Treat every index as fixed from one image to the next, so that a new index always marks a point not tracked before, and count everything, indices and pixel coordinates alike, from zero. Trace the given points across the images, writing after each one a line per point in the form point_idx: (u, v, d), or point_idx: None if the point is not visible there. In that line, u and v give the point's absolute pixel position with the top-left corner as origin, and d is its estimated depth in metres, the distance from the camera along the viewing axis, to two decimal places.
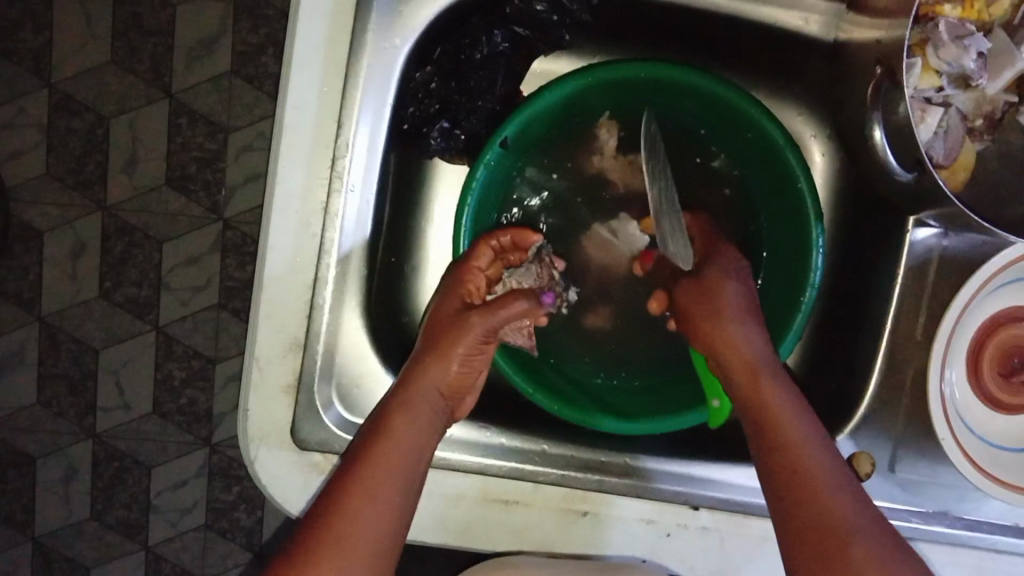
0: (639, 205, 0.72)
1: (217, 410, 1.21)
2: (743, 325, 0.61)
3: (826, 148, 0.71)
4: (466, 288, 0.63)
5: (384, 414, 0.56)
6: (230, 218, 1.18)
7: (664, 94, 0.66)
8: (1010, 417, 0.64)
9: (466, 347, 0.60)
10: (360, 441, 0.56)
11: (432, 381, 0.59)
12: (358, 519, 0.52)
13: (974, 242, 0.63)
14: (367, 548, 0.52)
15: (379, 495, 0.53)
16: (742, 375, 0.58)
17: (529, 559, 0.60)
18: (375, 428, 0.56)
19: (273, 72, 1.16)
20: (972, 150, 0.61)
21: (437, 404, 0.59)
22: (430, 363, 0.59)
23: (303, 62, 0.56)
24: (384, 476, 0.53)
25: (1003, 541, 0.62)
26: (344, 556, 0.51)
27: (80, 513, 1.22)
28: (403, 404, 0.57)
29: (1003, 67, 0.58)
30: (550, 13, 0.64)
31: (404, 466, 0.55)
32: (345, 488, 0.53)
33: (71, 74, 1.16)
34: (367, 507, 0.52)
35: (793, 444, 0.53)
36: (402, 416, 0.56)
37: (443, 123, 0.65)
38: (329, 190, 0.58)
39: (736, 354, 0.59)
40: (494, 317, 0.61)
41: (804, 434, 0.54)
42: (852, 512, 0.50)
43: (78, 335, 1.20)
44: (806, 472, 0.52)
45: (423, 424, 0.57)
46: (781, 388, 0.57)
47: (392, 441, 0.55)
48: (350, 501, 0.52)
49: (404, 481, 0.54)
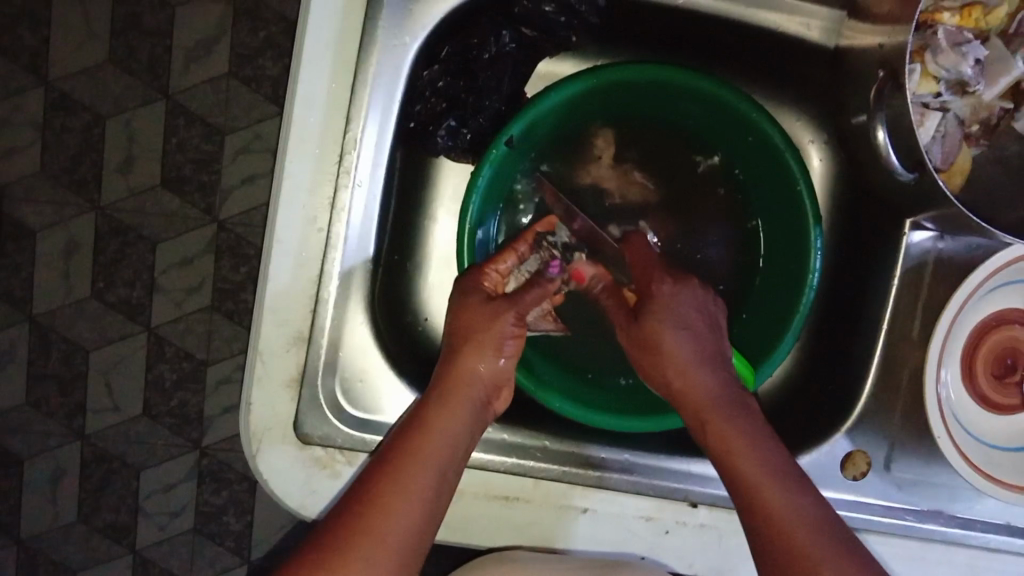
0: (638, 211, 0.73)
1: (209, 413, 1.20)
2: (717, 413, 0.59)
3: (825, 153, 0.73)
4: (489, 281, 0.63)
5: (421, 415, 0.57)
6: (224, 220, 1.17)
7: (670, 95, 0.67)
8: (1002, 418, 0.65)
9: (493, 340, 0.61)
10: (398, 437, 0.56)
11: (472, 378, 0.59)
12: (389, 513, 0.52)
13: (968, 245, 0.64)
14: (397, 541, 0.51)
15: (413, 494, 0.53)
16: (690, 405, 0.60)
17: (530, 554, 0.59)
18: (411, 425, 0.56)
19: (272, 74, 1.16)
20: (968, 155, 0.62)
21: (474, 398, 0.59)
22: (464, 356, 0.60)
23: (313, 58, 0.57)
24: (423, 470, 0.54)
25: (995, 540, 0.64)
26: (371, 551, 0.50)
27: (66, 515, 1.21)
28: (441, 407, 0.57)
29: (999, 75, 0.59)
30: (558, 15, 0.65)
31: (441, 464, 0.55)
32: (380, 480, 0.53)
33: (67, 72, 1.16)
34: (403, 501, 0.52)
35: (767, 486, 0.53)
36: (438, 416, 0.57)
37: (451, 122, 0.65)
38: (337, 185, 0.58)
39: (678, 374, 0.61)
40: (520, 304, 0.62)
41: (783, 493, 0.53)
42: (833, 553, 0.50)
43: (70, 335, 1.19)
44: (776, 508, 0.52)
45: (454, 431, 0.57)
46: (755, 437, 0.57)
47: (427, 443, 0.55)
48: (383, 493, 0.52)
49: (439, 478, 0.54)
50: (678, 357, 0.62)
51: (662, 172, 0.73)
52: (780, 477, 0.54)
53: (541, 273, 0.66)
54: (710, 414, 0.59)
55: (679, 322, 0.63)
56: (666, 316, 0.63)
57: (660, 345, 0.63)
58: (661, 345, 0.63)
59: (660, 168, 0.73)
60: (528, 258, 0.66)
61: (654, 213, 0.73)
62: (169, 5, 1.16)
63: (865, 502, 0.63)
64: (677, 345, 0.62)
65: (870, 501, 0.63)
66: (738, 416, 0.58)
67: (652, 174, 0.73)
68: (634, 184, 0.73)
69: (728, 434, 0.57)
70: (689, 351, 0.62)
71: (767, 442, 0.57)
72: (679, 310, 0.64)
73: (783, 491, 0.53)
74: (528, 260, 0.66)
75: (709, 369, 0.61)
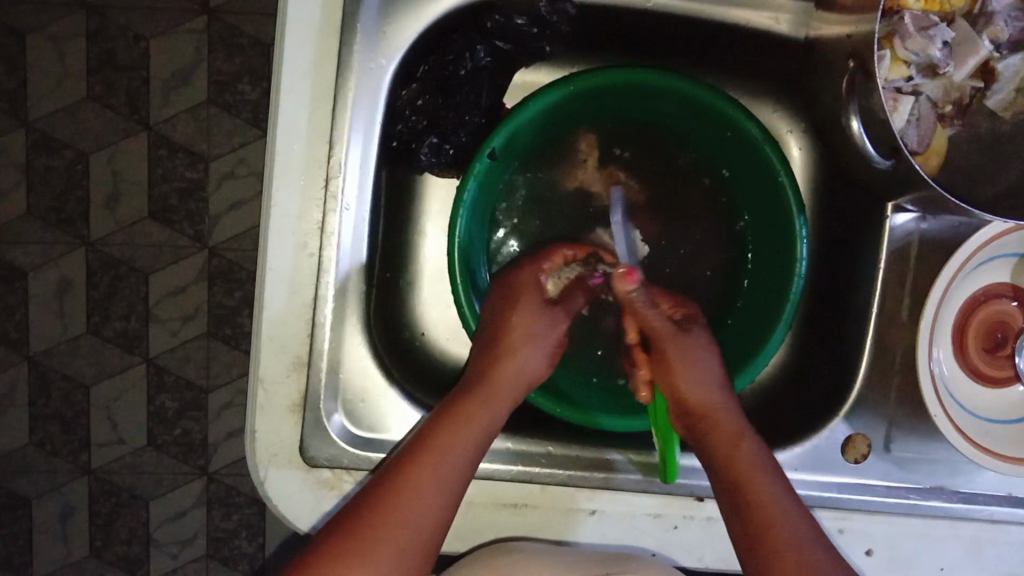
0: (625, 214, 0.74)
1: (213, 439, 1.20)
2: (746, 447, 0.59)
3: (803, 142, 0.74)
4: (547, 273, 0.66)
5: (459, 406, 0.58)
6: (214, 246, 1.18)
7: (650, 98, 0.68)
8: (995, 390, 0.66)
9: (538, 342, 0.63)
10: (433, 422, 0.57)
11: (511, 377, 0.61)
12: (419, 497, 0.54)
13: (952, 224, 0.65)
14: (412, 534, 0.54)
15: (437, 488, 0.55)
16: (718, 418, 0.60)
17: (534, 546, 0.59)
18: (447, 413, 0.58)
19: (252, 99, 1.17)
20: (944, 136, 0.63)
21: (510, 399, 0.60)
22: (504, 358, 0.61)
23: (292, 88, 0.57)
24: (448, 467, 0.55)
25: (999, 512, 0.65)
26: (388, 535, 0.53)
27: (79, 552, 1.21)
28: (476, 404, 0.58)
29: (968, 55, 0.61)
30: (531, 27, 0.66)
31: (467, 460, 0.56)
32: (411, 467, 0.54)
33: (47, 112, 1.16)
34: (426, 491, 0.54)
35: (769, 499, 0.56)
36: (478, 406, 0.59)
37: (433, 138, 0.66)
38: (325, 210, 0.59)
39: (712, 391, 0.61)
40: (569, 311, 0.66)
41: (789, 519, 0.56)
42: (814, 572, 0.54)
43: (68, 373, 1.19)
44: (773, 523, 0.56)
45: (489, 422, 0.58)
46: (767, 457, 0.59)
47: (457, 439, 0.56)
48: (409, 480, 0.54)
49: (469, 467, 0.56)
50: (710, 381, 0.62)
51: (645, 173, 0.74)
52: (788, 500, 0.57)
53: (583, 277, 0.67)
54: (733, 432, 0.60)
55: (713, 363, 0.63)
56: (702, 355, 0.62)
57: (690, 363, 0.62)
58: (691, 365, 0.62)
59: (643, 169, 0.74)
60: (566, 265, 0.67)
61: (641, 215, 0.74)
62: (143, 38, 1.16)
63: (868, 484, 0.64)
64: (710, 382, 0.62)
65: (871, 482, 0.64)
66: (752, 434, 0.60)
67: (636, 175, 0.74)
68: (619, 186, 0.74)
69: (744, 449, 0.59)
70: (716, 368, 0.63)
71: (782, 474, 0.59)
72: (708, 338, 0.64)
73: (787, 510, 0.57)
74: (568, 267, 0.67)
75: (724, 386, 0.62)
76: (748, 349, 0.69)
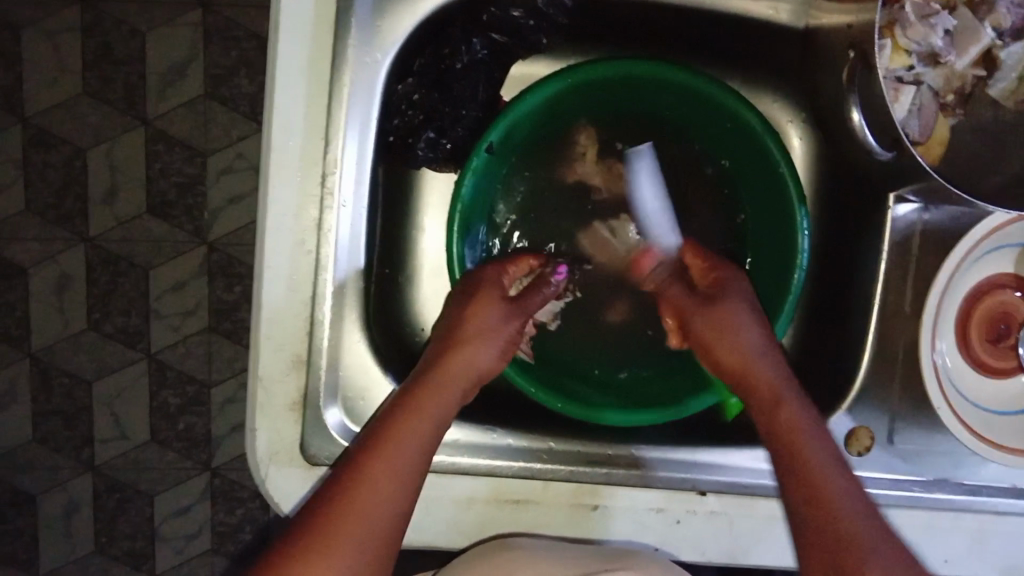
0: (624, 207, 0.73)
1: (216, 434, 1.20)
2: (797, 410, 0.56)
3: (804, 132, 0.73)
4: (508, 275, 0.66)
5: (410, 391, 0.57)
6: (214, 241, 1.17)
7: (648, 89, 0.67)
8: (999, 382, 0.66)
9: (495, 335, 0.62)
10: (386, 409, 0.56)
11: (464, 365, 0.60)
12: (375, 487, 0.52)
13: (955, 214, 0.65)
14: (376, 525, 0.52)
15: (398, 474, 0.53)
16: (762, 384, 0.58)
17: (533, 543, 0.59)
18: (399, 405, 0.56)
19: (249, 92, 1.16)
20: (945, 126, 0.63)
21: (463, 384, 0.59)
22: (459, 344, 0.60)
23: (286, 83, 0.56)
24: (404, 452, 0.54)
25: (1003, 503, 0.64)
26: (349, 525, 0.51)
27: (84, 547, 1.22)
28: (431, 387, 0.57)
29: (970, 43, 0.60)
30: (527, 19, 0.66)
31: (425, 444, 0.55)
32: (366, 456, 0.53)
33: (43, 108, 1.16)
34: (384, 479, 0.53)
35: (816, 467, 0.53)
36: (430, 394, 0.57)
37: (429, 134, 0.66)
38: (321, 207, 0.58)
39: (766, 354, 0.59)
40: (528, 308, 0.65)
41: (841, 489, 0.52)
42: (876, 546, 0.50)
43: (70, 369, 1.19)
44: (826, 492, 0.52)
45: (443, 405, 0.57)
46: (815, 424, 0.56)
47: (412, 424, 0.55)
48: (365, 468, 0.53)
49: (422, 455, 0.55)
50: (754, 348, 0.60)
51: None
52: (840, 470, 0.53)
53: (545, 275, 0.68)
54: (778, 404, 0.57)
55: (751, 326, 0.61)
56: (745, 316, 0.61)
57: (727, 328, 0.61)
58: (729, 333, 0.61)
59: None
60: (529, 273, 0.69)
61: None
62: (138, 32, 1.15)
63: (869, 477, 0.64)
64: (750, 347, 0.60)
65: (873, 475, 0.64)
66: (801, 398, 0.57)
67: None
68: (618, 179, 0.73)
69: (792, 418, 0.56)
70: (760, 336, 0.60)
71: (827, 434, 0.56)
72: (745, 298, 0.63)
73: (839, 480, 0.53)
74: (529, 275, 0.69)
75: (770, 351, 0.60)
76: None
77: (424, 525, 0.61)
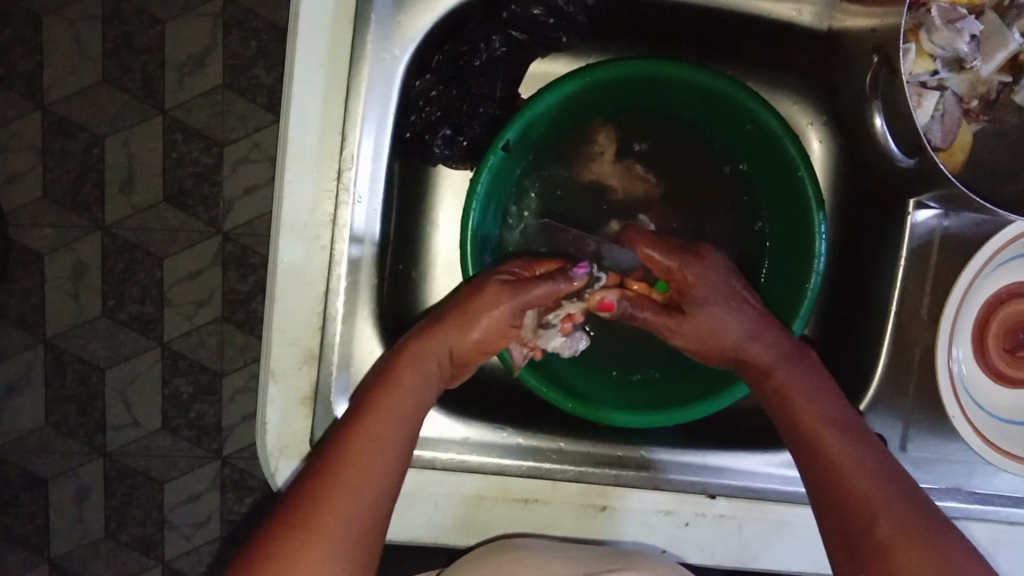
0: (640, 209, 0.73)
1: (227, 423, 1.21)
2: (788, 381, 0.58)
3: (824, 135, 0.72)
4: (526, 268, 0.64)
5: (394, 366, 0.57)
6: (229, 231, 1.18)
7: (667, 88, 0.67)
8: (1015, 391, 0.65)
9: (479, 319, 0.60)
10: (370, 388, 0.57)
11: (445, 347, 0.59)
12: (367, 459, 0.52)
13: (976, 221, 0.65)
14: (372, 494, 0.51)
15: (387, 443, 0.53)
16: (754, 357, 0.61)
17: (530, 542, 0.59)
18: (383, 383, 0.57)
19: (266, 83, 1.16)
20: (969, 132, 0.62)
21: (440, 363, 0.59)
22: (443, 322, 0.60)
23: (304, 76, 0.56)
24: (391, 426, 0.54)
25: (1015, 513, 0.62)
26: (347, 491, 0.50)
27: (95, 532, 1.23)
28: (414, 361, 0.58)
29: (996, 48, 0.59)
30: (548, 17, 0.65)
31: (412, 419, 0.56)
32: (358, 429, 0.53)
33: (63, 95, 1.17)
34: (376, 449, 0.52)
35: (821, 429, 0.55)
36: (410, 369, 0.57)
37: (446, 130, 0.65)
38: (337, 202, 0.58)
39: (754, 333, 0.61)
40: (522, 296, 0.60)
41: (840, 449, 0.53)
42: (886, 500, 0.50)
43: (84, 356, 1.21)
44: (830, 454, 0.53)
45: (425, 382, 0.58)
46: (809, 388, 0.58)
47: (399, 398, 0.56)
48: (358, 440, 0.53)
49: (410, 429, 0.55)
50: (735, 327, 0.61)
51: (661, 167, 0.73)
52: (837, 432, 0.54)
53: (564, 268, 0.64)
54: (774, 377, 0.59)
55: (737, 309, 0.62)
56: (721, 309, 0.62)
57: (705, 318, 0.62)
58: (710, 317, 0.62)
59: (659, 163, 0.73)
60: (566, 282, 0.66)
61: (656, 209, 0.73)
62: (158, 21, 1.16)
63: None
64: (737, 337, 0.61)
65: None
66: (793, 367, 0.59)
67: (650, 167, 0.73)
68: (636, 180, 0.73)
69: (791, 391, 0.58)
70: (742, 317, 0.62)
71: (828, 395, 0.57)
72: (720, 275, 0.63)
73: (840, 441, 0.54)
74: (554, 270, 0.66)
75: (756, 328, 0.62)
76: None
77: (432, 520, 0.61)
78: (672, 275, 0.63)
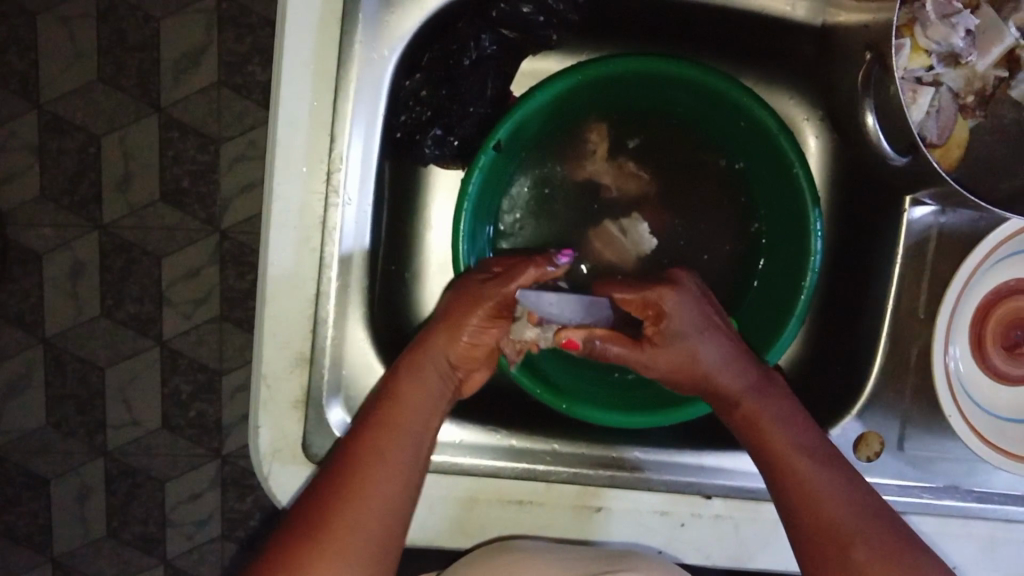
0: (632, 205, 0.73)
1: (227, 421, 1.21)
2: (773, 409, 0.59)
3: (819, 129, 0.71)
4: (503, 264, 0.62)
5: (393, 381, 0.57)
6: (226, 229, 1.18)
7: (660, 86, 0.66)
8: (1013, 389, 0.65)
9: (466, 324, 0.59)
10: (373, 404, 0.57)
11: (438, 356, 0.59)
12: (372, 487, 0.52)
13: (971, 218, 0.64)
14: (379, 521, 0.52)
15: (390, 467, 0.53)
16: (729, 387, 0.59)
17: (535, 544, 0.59)
18: (381, 402, 0.56)
19: (261, 79, 1.16)
20: (965, 128, 0.61)
21: (441, 372, 0.59)
22: (439, 332, 0.59)
23: (293, 78, 0.56)
24: (396, 448, 0.54)
25: (1014, 512, 0.63)
26: (353, 521, 0.51)
27: (97, 530, 1.23)
28: (411, 374, 0.57)
29: (993, 42, 0.58)
30: (536, 15, 0.64)
31: (416, 435, 0.56)
32: (358, 454, 0.53)
33: (58, 94, 1.16)
34: (379, 475, 0.53)
35: (801, 462, 0.56)
36: (411, 386, 0.57)
37: (436, 131, 0.65)
38: (327, 203, 0.58)
39: (729, 361, 0.60)
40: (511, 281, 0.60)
41: (825, 482, 0.55)
42: (868, 535, 0.52)
43: (84, 355, 1.21)
44: (814, 488, 0.54)
45: (428, 396, 0.57)
46: (788, 417, 0.58)
47: (402, 418, 0.56)
48: (357, 465, 0.53)
49: (420, 448, 0.56)
50: (718, 359, 0.59)
51: (654, 165, 0.73)
52: (821, 465, 0.56)
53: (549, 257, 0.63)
54: (759, 410, 0.59)
55: (713, 338, 0.60)
56: (695, 341, 0.59)
57: (680, 357, 0.59)
58: (685, 351, 0.59)
59: (652, 161, 0.73)
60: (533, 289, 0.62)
61: (648, 206, 0.73)
62: (152, 18, 1.15)
63: (880, 484, 0.63)
64: (711, 366, 0.59)
65: (884, 482, 0.63)
66: (769, 396, 0.59)
67: (643, 165, 0.73)
68: (629, 177, 0.72)
69: (765, 424, 0.58)
70: (721, 346, 0.60)
71: (804, 423, 0.59)
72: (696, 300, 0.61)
73: (822, 474, 0.55)
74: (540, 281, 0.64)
75: (734, 353, 0.60)
76: (760, 347, 0.68)
77: (428, 521, 0.61)
78: (648, 307, 0.60)
